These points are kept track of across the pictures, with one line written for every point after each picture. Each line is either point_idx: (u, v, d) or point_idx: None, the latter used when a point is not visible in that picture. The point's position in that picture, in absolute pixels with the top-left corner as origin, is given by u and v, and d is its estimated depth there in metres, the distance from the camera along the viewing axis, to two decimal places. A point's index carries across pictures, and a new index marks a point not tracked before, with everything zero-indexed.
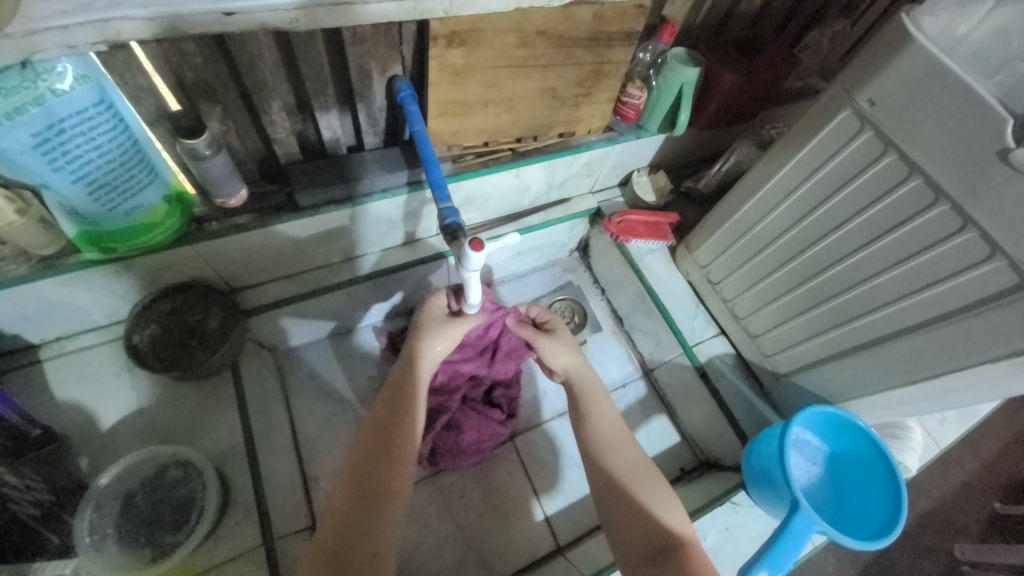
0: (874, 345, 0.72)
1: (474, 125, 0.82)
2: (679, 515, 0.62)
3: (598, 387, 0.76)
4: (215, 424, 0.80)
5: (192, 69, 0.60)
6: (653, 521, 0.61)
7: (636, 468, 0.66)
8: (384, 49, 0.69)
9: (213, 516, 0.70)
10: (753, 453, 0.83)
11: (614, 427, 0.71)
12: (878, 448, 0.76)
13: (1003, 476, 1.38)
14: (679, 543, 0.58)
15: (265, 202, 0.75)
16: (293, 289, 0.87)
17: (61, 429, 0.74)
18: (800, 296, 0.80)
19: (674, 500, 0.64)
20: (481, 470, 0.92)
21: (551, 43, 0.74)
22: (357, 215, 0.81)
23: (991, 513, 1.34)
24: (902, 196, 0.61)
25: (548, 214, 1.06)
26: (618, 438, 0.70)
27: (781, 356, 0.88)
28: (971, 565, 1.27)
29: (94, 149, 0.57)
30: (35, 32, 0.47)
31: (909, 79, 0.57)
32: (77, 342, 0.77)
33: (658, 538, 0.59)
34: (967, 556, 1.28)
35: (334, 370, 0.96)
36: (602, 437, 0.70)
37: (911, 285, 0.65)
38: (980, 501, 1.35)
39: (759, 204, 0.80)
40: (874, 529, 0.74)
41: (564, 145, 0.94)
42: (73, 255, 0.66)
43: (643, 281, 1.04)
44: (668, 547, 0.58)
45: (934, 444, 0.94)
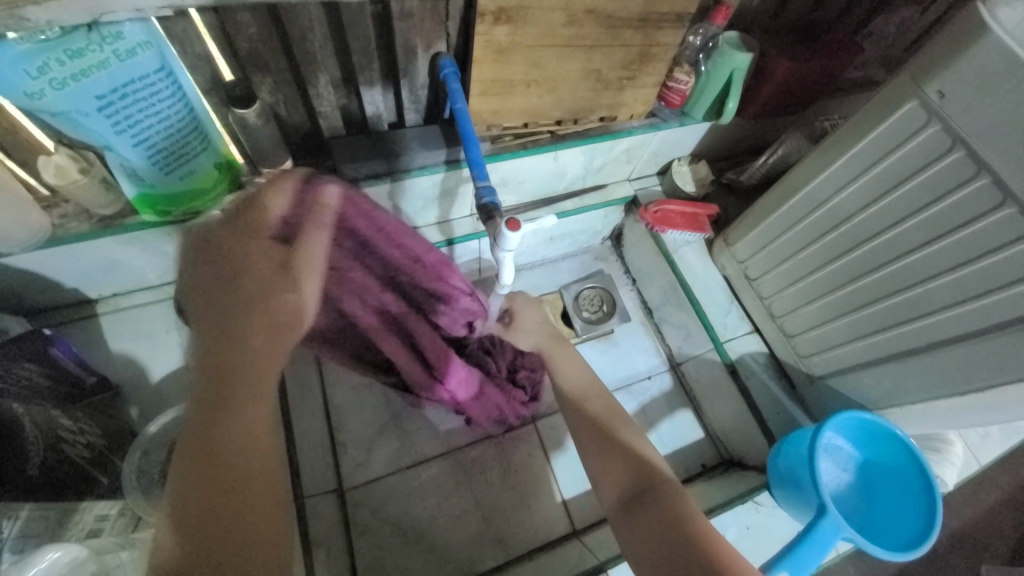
0: (920, 352, 0.69)
1: (515, 105, 0.81)
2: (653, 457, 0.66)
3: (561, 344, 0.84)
4: None
5: (245, 39, 0.62)
6: (630, 463, 0.64)
7: (609, 416, 0.71)
8: (430, 25, 0.69)
9: None
10: (780, 454, 0.81)
11: (585, 381, 0.77)
12: (916, 459, 0.74)
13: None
14: (657, 485, 0.61)
15: (309, 175, 0.78)
16: None
17: (115, 379, 0.79)
18: (844, 297, 0.76)
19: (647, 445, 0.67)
20: (502, 449, 0.94)
21: (599, 23, 0.72)
22: (394, 191, 0.82)
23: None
24: (966, 196, 0.58)
25: (583, 200, 1.05)
26: (586, 386, 0.77)
27: (817, 358, 0.85)
28: None
29: (154, 114, 0.60)
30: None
31: (988, 67, 0.52)
32: (132, 299, 0.82)
33: (641, 479, 0.63)
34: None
35: None
36: (572, 388, 0.77)
37: (967, 291, 0.61)
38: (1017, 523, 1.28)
39: (806, 199, 0.77)
40: (905, 540, 0.72)
41: (604, 129, 0.92)
42: (131, 216, 0.70)
43: (677, 273, 1.02)
44: (649, 488, 0.61)
45: (975, 460, 0.89)
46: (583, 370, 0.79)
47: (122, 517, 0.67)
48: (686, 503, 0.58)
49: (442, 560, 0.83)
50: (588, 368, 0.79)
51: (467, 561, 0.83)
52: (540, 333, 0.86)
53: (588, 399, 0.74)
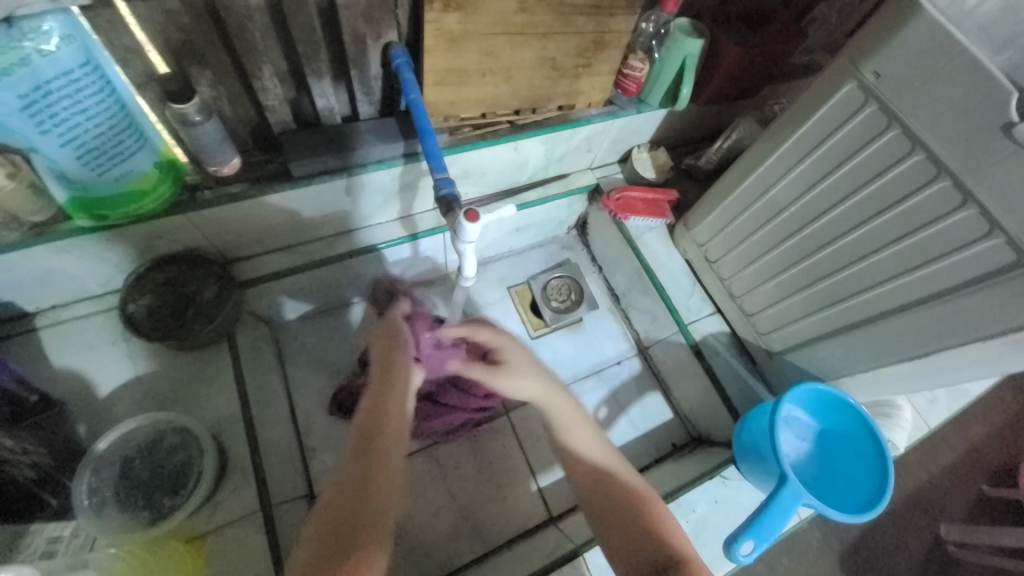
0: (868, 324, 0.72)
1: (471, 95, 0.80)
2: (676, 532, 0.58)
3: (573, 414, 0.71)
4: (213, 393, 0.80)
5: (179, 30, 0.59)
6: (647, 544, 0.57)
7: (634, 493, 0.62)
8: (378, 13, 0.67)
9: (210, 481, 0.70)
10: (744, 429, 0.84)
11: (602, 457, 0.67)
12: (868, 425, 0.77)
13: (992, 460, 1.41)
14: (681, 563, 0.53)
15: (259, 172, 0.75)
16: (290, 261, 0.87)
17: (60, 395, 0.74)
18: (799, 274, 0.79)
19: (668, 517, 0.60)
20: (476, 442, 0.93)
21: (550, 9, 0.72)
22: (353, 185, 0.80)
23: (977, 495, 1.36)
24: (904, 171, 0.61)
25: (546, 189, 1.05)
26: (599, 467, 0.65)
27: (776, 334, 0.88)
28: (956, 545, 1.29)
29: (81, 112, 0.56)
30: None
31: (916, 47, 0.55)
32: (73, 311, 0.77)
33: (657, 558, 0.55)
34: (952, 535, 1.29)
35: (332, 344, 0.96)
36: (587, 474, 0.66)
37: (909, 262, 0.64)
38: (966, 483, 1.37)
39: (757, 181, 0.79)
40: (861, 503, 0.75)
41: (563, 118, 0.92)
42: (65, 222, 0.66)
43: (641, 259, 1.03)
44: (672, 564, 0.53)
45: (924, 424, 0.95)
46: (600, 441, 0.69)
47: (76, 539, 0.63)
48: None
49: (419, 557, 0.82)
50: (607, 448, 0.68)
51: (445, 556, 0.83)
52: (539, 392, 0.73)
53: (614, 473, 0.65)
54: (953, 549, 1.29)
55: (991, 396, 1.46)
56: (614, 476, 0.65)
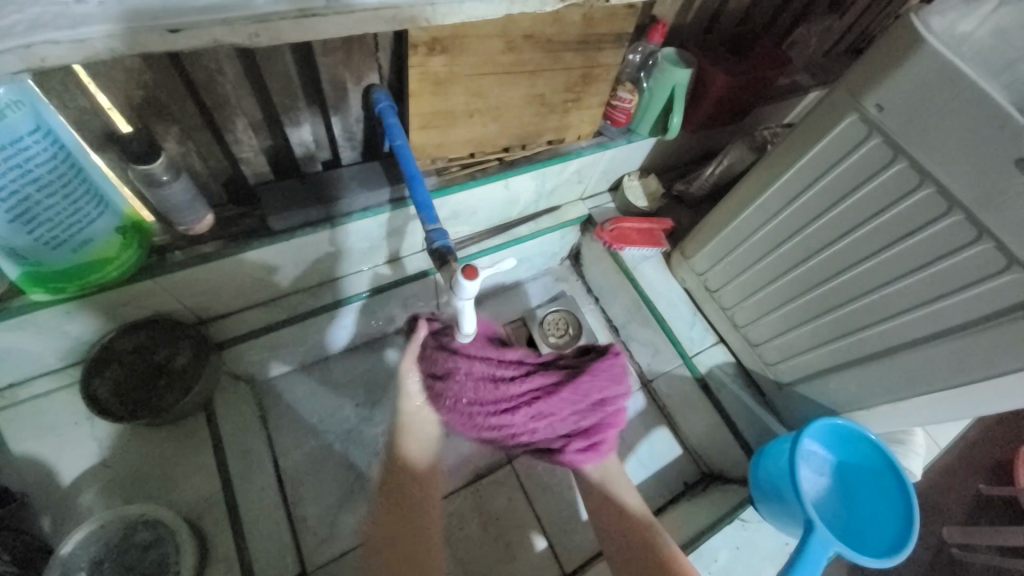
0: (882, 356, 0.70)
1: (459, 136, 0.77)
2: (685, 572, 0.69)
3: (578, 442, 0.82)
4: (191, 472, 0.73)
5: (141, 88, 0.54)
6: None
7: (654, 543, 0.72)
8: (358, 57, 0.63)
9: None
10: (759, 465, 0.80)
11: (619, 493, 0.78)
12: (889, 459, 0.75)
13: (989, 455, 1.30)
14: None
15: (234, 227, 0.69)
16: (267, 316, 0.81)
17: (16, 488, 0.67)
18: (805, 305, 0.77)
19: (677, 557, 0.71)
20: (479, 497, 0.88)
21: (538, 47, 0.69)
22: (336, 236, 0.75)
23: (974, 495, 1.24)
24: (914, 205, 0.59)
25: (538, 223, 1.02)
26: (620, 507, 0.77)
27: (783, 365, 0.86)
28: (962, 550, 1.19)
29: (29, 181, 0.50)
30: None
31: (923, 79, 0.54)
32: (28, 389, 0.70)
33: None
34: (955, 539, 1.18)
35: (321, 400, 0.90)
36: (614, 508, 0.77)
37: (923, 295, 0.62)
38: (965, 482, 1.26)
39: (758, 212, 0.77)
40: (886, 545, 0.72)
41: (553, 153, 0.89)
42: (17, 297, 0.59)
43: (639, 290, 1.01)
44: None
45: (936, 444, 0.95)
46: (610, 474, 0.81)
47: None
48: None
49: None
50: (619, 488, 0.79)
51: None
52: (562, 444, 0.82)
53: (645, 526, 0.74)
54: (958, 554, 1.17)
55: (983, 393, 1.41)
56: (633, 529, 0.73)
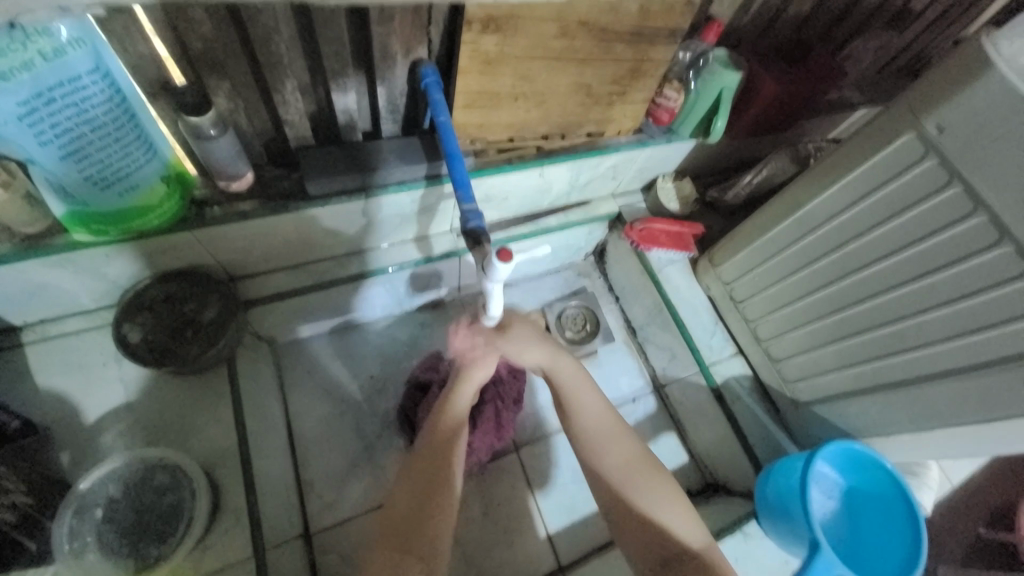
0: (909, 385, 0.68)
1: (501, 119, 0.76)
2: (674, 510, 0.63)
3: (573, 372, 0.73)
4: (208, 423, 0.75)
5: (199, 39, 0.55)
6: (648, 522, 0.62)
7: (635, 467, 0.66)
8: (410, 28, 0.63)
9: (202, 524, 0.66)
10: (768, 482, 0.79)
11: (600, 414, 0.69)
12: (902, 488, 0.74)
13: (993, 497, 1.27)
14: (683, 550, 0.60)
15: (272, 189, 0.70)
16: (296, 281, 0.82)
17: (42, 420, 0.69)
18: (835, 325, 0.76)
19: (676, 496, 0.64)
20: (483, 480, 0.89)
21: (591, 36, 0.68)
22: (369, 208, 0.76)
23: (974, 536, 1.22)
24: (963, 232, 0.57)
25: (567, 215, 1.01)
26: (604, 431, 0.68)
27: (803, 383, 0.84)
28: None
29: (84, 121, 0.51)
30: None
31: (991, 102, 0.52)
32: (62, 326, 0.72)
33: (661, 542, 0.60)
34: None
35: (336, 368, 0.91)
36: (588, 428, 0.68)
37: (962, 326, 0.61)
38: (966, 522, 1.23)
39: (796, 225, 0.76)
40: (891, 570, 0.72)
41: (591, 145, 0.88)
42: (60, 235, 0.61)
43: (662, 293, 0.99)
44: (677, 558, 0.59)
45: (948, 481, 0.92)
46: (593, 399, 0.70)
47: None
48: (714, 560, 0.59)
49: None
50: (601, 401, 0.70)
51: None
52: (539, 358, 0.74)
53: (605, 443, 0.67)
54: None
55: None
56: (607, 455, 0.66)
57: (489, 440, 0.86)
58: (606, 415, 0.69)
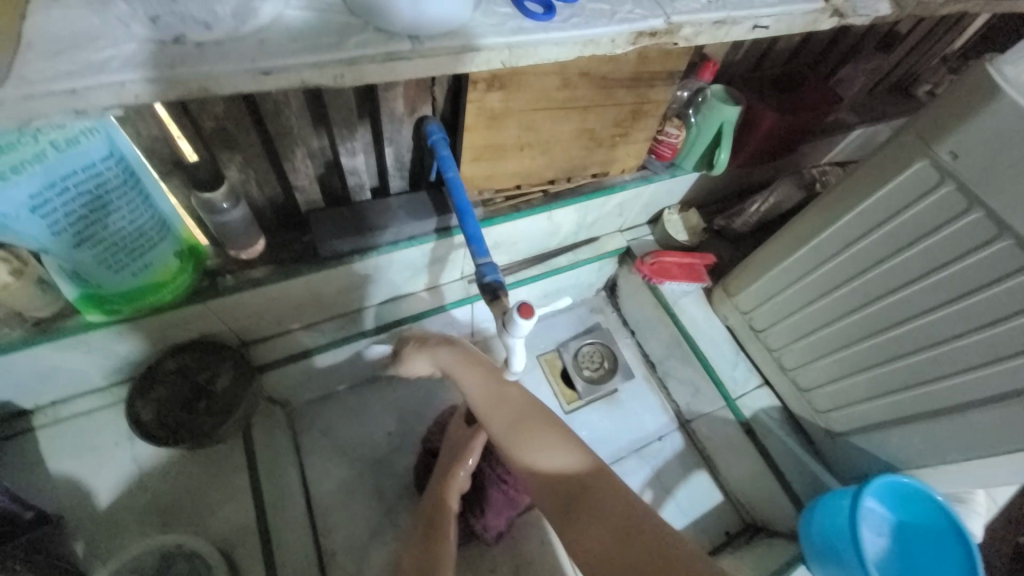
0: (951, 413, 0.66)
1: (508, 168, 0.77)
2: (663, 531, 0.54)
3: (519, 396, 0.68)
4: (224, 498, 0.72)
5: (211, 118, 0.55)
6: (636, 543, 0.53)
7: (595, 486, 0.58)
8: (416, 91, 0.64)
9: None
10: (813, 522, 0.75)
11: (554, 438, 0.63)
12: (956, 523, 0.70)
13: None
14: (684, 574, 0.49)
15: (284, 254, 0.70)
16: (309, 341, 0.80)
17: (54, 507, 0.66)
18: (863, 353, 0.74)
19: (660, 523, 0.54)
20: (511, 536, 0.85)
21: (593, 84, 0.70)
22: (381, 264, 0.76)
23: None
24: (989, 257, 0.56)
25: (576, 254, 1.01)
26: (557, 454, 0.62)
27: (836, 413, 0.81)
28: None
29: (98, 206, 0.51)
30: (34, 98, 0.37)
31: (1003, 130, 0.52)
32: (74, 406, 0.70)
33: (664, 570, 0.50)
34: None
35: (353, 426, 0.89)
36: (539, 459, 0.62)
37: (999, 351, 0.59)
38: (1014, 543, 1.17)
39: (812, 253, 0.75)
40: None
41: (596, 185, 0.89)
42: (73, 316, 0.60)
43: (680, 326, 0.98)
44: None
45: (996, 503, 0.87)
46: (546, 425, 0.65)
47: None
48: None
49: None
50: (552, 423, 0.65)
51: None
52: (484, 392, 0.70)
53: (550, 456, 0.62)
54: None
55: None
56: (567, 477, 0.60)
57: (505, 516, 0.80)
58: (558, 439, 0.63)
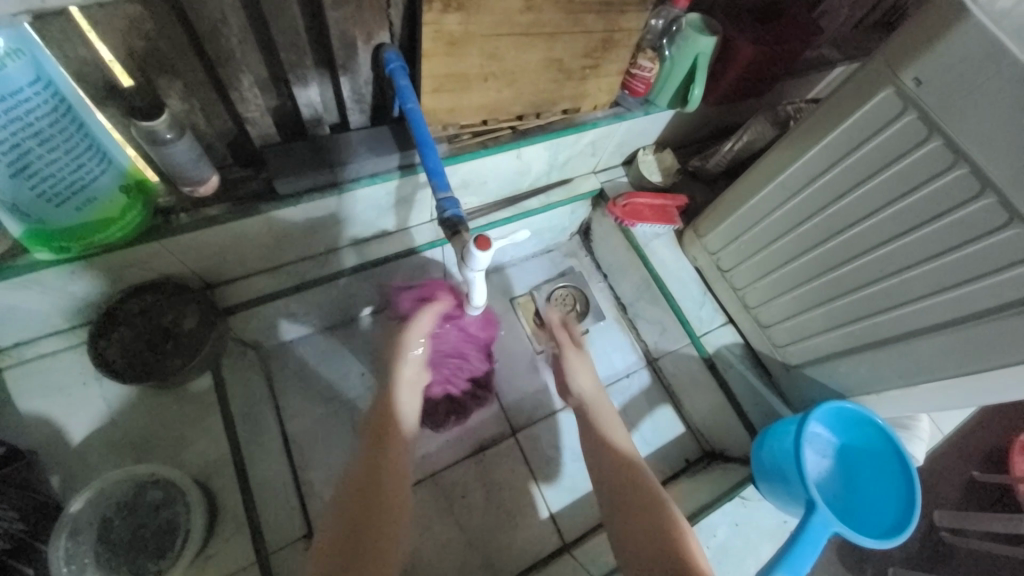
0: (896, 341, 0.69)
1: (472, 102, 0.74)
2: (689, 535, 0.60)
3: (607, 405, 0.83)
4: (199, 434, 0.74)
5: (143, 38, 0.52)
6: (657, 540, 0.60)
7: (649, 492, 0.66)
8: (368, 13, 0.60)
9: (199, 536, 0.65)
10: (764, 446, 0.80)
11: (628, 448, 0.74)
12: (893, 443, 0.75)
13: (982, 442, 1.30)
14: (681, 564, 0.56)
15: (240, 191, 0.68)
16: (276, 283, 0.80)
17: (25, 445, 0.67)
18: (821, 287, 0.76)
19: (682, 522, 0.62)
20: (483, 466, 0.89)
21: (559, 8, 0.66)
22: (345, 202, 0.74)
23: (964, 479, 1.25)
24: (944, 186, 0.57)
25: (549, 196, 1.00)
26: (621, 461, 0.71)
27: (793, 347, 0.85)
28: (949, 530, 1.19)
29: (31, 135, 0.49)
30: None
31: (965, 55, 0.51)
32: (36, 348, 0.70)
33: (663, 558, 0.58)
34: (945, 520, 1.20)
35: (326, 367, 0.90)
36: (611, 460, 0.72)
37: (946, 280, 0.61)
38: (954, 466, 1.26)
39: (779, 190, 0.75)
40: (887, 525, 0.73)
41: (568, 122, 0.86)
42: (23, 255, 0.59)
43: (649, 267, 0.99)
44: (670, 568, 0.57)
45: (938, 430, 0.92)
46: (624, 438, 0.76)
47: None
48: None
49: None
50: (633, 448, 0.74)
51: None
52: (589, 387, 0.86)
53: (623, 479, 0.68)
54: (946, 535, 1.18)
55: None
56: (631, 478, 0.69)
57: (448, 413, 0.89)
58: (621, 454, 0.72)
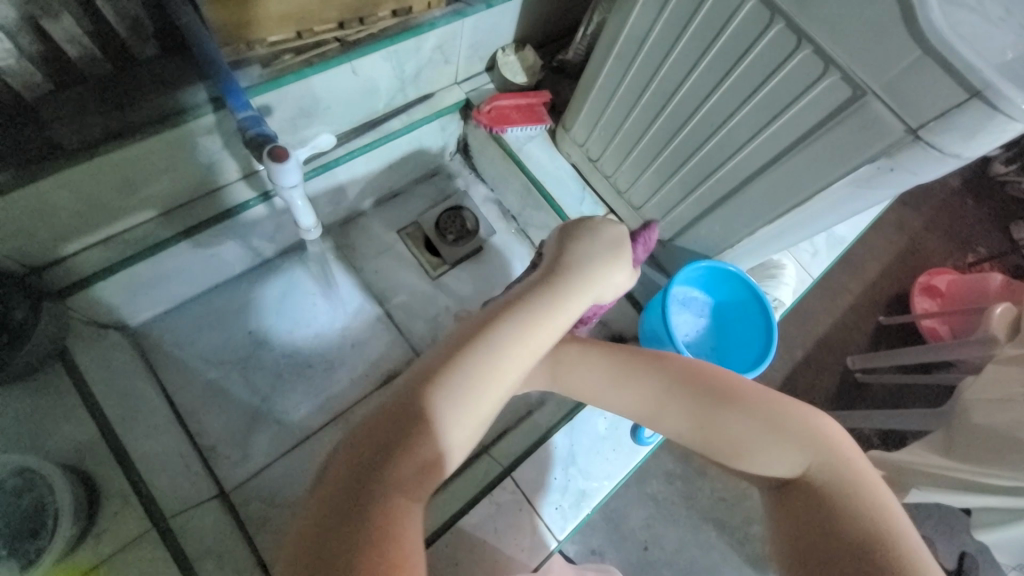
0: (738, 192, 0.71)
1: (274, 10, 0.66)
2: (772, 455, 0.52)
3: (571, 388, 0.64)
4: (63, 423, 0.71)
5: None
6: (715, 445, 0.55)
7: (660, 403, 0.59)
8: None
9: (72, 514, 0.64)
10: (644, 317, 0.87)
11: (632, 402, 0.61)
12: (752, 290, 0.83)
13: (886, 289, 1.38)
14: (833, 486, 0.49)
15: (23, 153, 0.59)
16: (114, 255, 0.73)
17: None
18: (672, 155, 0.77)
19: (764, 438, 0.53)
20: None
21: None
22: (166, 150, 0.67)
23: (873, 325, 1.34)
24: (743, 21, 0.57)
25: (411, 115, 0.94)
26: (640, 409, 0.60)
27: (664, 223, 0.87)
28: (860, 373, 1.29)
29: None
30: None
31: None
32: None
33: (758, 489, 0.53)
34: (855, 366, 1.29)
35: (211, 335, 0.89)
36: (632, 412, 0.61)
37: (760, 121, 0.63)
38: (864, 317, 1.35)
39: (618, 61, 0.74)
40: (748, 363, 0.83)
41: (402, 26, 0.78)
42: None
43: (527, 172, 0.98)
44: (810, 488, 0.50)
45: (807, 276, 0.96)
46: (635, 390, 0.61)
47: None
48: (872, 499, 0.47)
49: None
50: (634, 392, 0.61)
51: None
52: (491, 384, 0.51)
53: (657, 415, 0.59)
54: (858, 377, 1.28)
55: (891, 226, 1.45)
56: (662, 407, 0.59)
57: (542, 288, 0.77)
58: (635, 402, 0.61)
